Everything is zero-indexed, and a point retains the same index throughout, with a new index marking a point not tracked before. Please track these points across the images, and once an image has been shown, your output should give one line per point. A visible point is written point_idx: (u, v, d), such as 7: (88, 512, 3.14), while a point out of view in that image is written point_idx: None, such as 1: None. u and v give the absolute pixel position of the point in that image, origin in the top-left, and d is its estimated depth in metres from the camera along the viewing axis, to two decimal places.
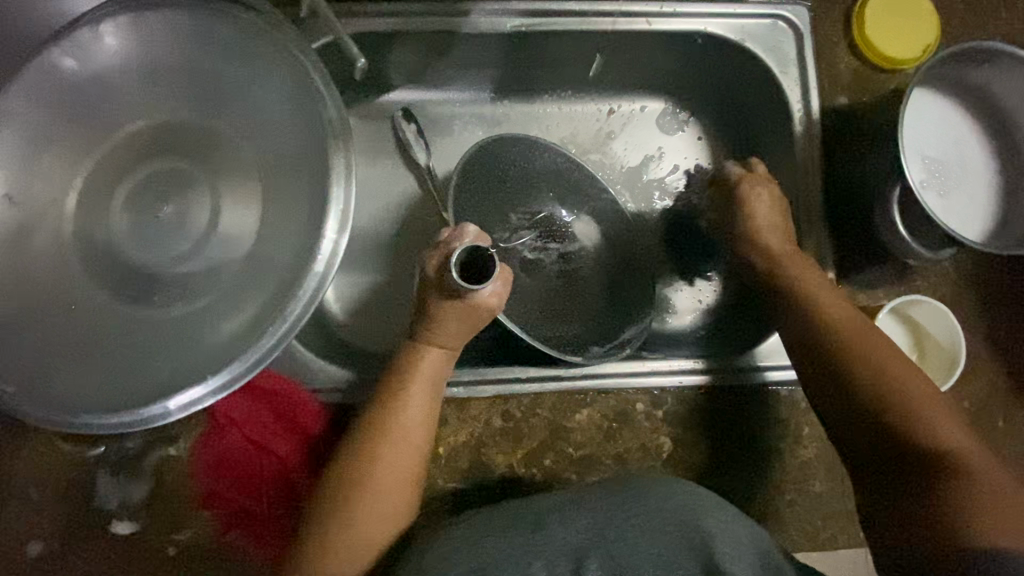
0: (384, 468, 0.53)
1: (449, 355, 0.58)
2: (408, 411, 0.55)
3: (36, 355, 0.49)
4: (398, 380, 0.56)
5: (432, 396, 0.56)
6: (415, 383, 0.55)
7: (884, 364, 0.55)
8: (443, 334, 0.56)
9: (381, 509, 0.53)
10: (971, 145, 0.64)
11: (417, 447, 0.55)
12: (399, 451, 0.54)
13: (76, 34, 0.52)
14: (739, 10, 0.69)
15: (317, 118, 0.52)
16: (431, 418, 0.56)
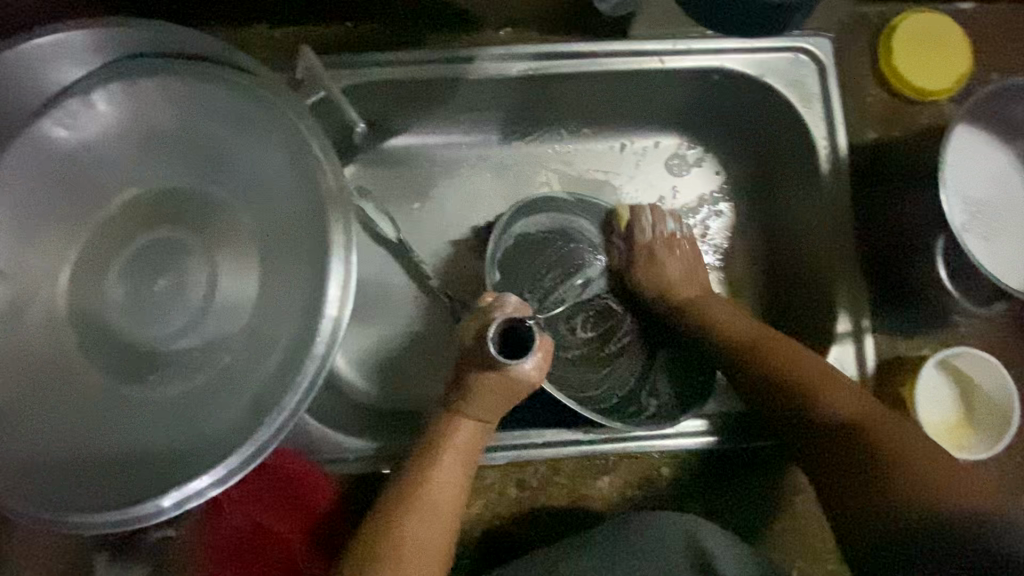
0: (411, 550, 0.47)
1: (484, 429, 0.53)
2: (440, 477, 0.50)
3: (27, 441, 0.47)
4: (434, 450, 0.51)
5: (462, 475, 0.51)
6: (446, 453, 0.51)
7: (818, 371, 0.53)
8: (480, 409, 0.52)
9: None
10: (1013, 181, 0.60)
11: (446, 530, 0.50)
12: (435, 524, 0.49)
13: (66, 102, 0.50)
14: (757, 44, 0.65)
15: (316, 183, 0.49)
16: (465, 485, 0.51)
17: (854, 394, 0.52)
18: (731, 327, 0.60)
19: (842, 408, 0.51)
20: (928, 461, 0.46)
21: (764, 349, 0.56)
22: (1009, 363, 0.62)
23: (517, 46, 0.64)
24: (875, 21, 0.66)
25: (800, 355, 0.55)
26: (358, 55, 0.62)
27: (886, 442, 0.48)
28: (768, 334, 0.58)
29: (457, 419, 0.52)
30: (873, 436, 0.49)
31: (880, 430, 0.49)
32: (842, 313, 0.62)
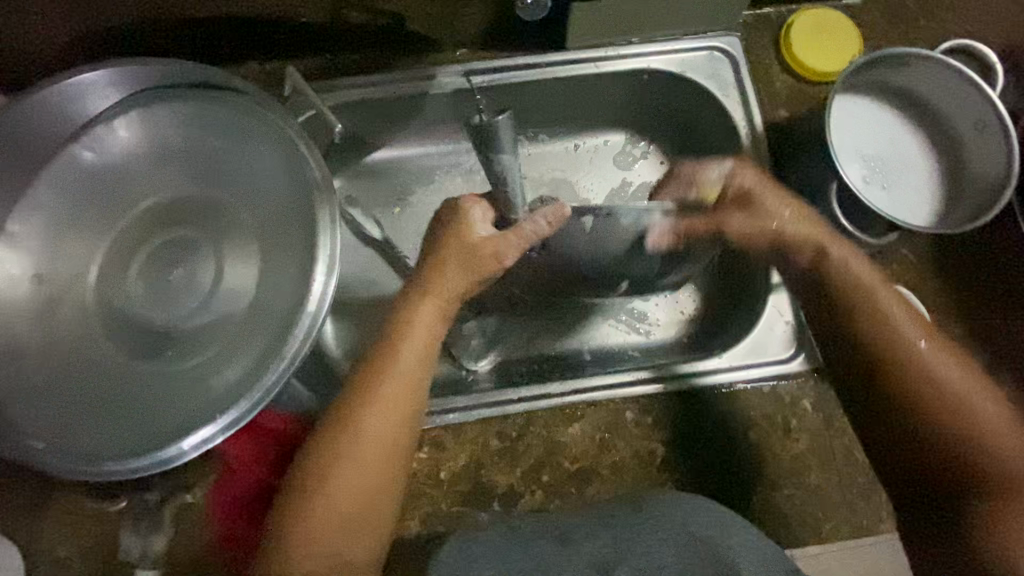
0: (365, 434, 0.55)
1: (444, 310, 0.61)
2: (393, 372, 0.57)
3: (62, 413, 0.54)
4: (391, 344, 0.58)
5: (430, 327, 0.59)
6: (402, 341, 0.58)
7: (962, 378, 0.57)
8: (445, 278, 0.61)
9: (358, 473, 0.54)
10: (904, 139, 0.69)
11: (393, 421, 0.56)
12: (364, 446, 0.54)
13: (92, 130, 0.59)
14: (675, 47, 0.76)
15: (304, 178, 0.58)
16: (420, 379, 0.58)
17: (961, 415, 0.55)
18: (884, 314, 0.60)
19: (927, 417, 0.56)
20: (965, 457, 0.55)
21: (895, 367, 0.58)
22: (929, 299, 0.69)
23: (473, 64, 0.75)
24: (776, 20, 0.78)
25: (949, 364, 0.57)
26: (336, 81, 0.73)
27: (967, 433, 0.55)
28: (908, 320, 0.60)
29: (416, 312, 0.59)
30: (930, 428, 0.56)
31: (941, 424, 0.56)
32: (774, 266, 0.70)
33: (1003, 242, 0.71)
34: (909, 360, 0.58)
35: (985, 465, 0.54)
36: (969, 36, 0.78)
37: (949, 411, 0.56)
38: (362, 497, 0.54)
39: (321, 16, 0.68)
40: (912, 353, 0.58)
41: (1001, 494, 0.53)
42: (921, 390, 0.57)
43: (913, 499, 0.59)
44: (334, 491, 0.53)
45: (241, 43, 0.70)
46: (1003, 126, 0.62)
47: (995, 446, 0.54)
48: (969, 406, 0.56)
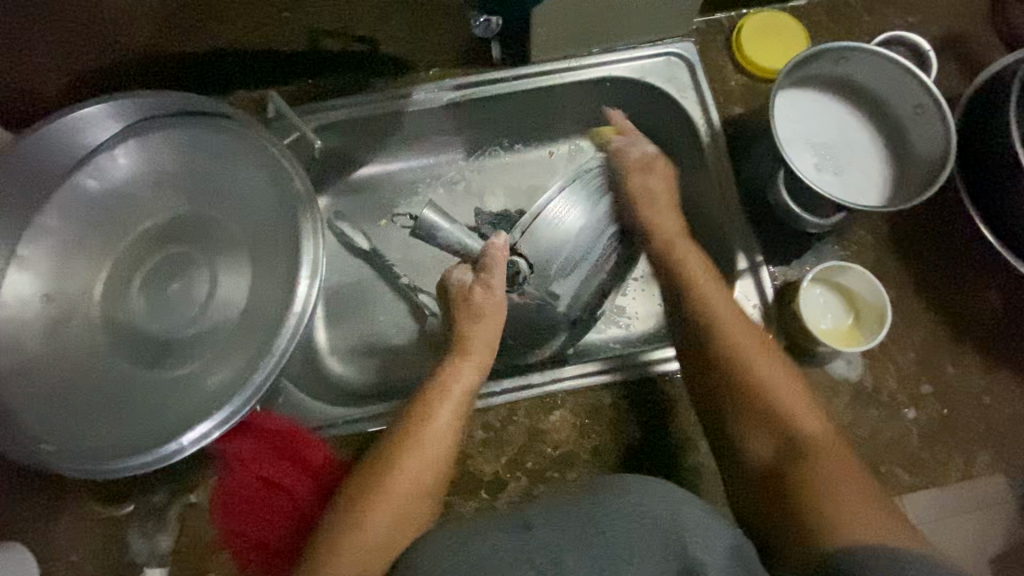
0: (404, 480, 0.59)
1: (480, 366, 0.67)
2: (436, 423, 0.62)
3: (72, 420, 0.58)
4: (427, 402, 0.64)
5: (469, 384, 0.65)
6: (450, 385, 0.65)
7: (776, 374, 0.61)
8: (472, 341, 0.68)
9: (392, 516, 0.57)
10: (851, 127, 0.74)
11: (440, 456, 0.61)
12: (415, 469, 0.60)
13: (96, 159, 0.65)
14: (634, 54, 0.81)
15: (288, 192, 0.63)
16: (454, 435, 0.62)
17: (750, 373, 0.61)
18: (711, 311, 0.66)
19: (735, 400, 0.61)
20: (775, 416, 0.59)
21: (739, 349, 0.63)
22: (887, 276, 0.73)
23: (445, 81, 0.80)
24: (727, 24, 0.83)
25: (760, 355, 0.62)
26: (318, 103, 0.78)
27: (757, 419, 0.59)
28: (741, 321, 0.66)
29: (456, 368, 0.66)
30: (763, 406, 0.59)
31: (748, 371, 0.61)
32: (738, 253, 0.74)
33: (953, 218, 0.75)
34: (735, 363, 0.62)
35: (784, 427, 0.58)
36: (909, 29, 0.83)
37: (745, 386, 0.61)
38: (387, 537, 0.56)
39: (300, 44, 0.73)
40: (729, 336, 0.64)
41: (789, 469, 0.55)
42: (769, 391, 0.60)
43: (751, 510, 0.58)
44: (367, 528, 0.56)
45: (229, 74, 0.76)
46: (937, 109, 0.66)
47: (794, 408, 0.59)
48: (761, 377, 0.61)
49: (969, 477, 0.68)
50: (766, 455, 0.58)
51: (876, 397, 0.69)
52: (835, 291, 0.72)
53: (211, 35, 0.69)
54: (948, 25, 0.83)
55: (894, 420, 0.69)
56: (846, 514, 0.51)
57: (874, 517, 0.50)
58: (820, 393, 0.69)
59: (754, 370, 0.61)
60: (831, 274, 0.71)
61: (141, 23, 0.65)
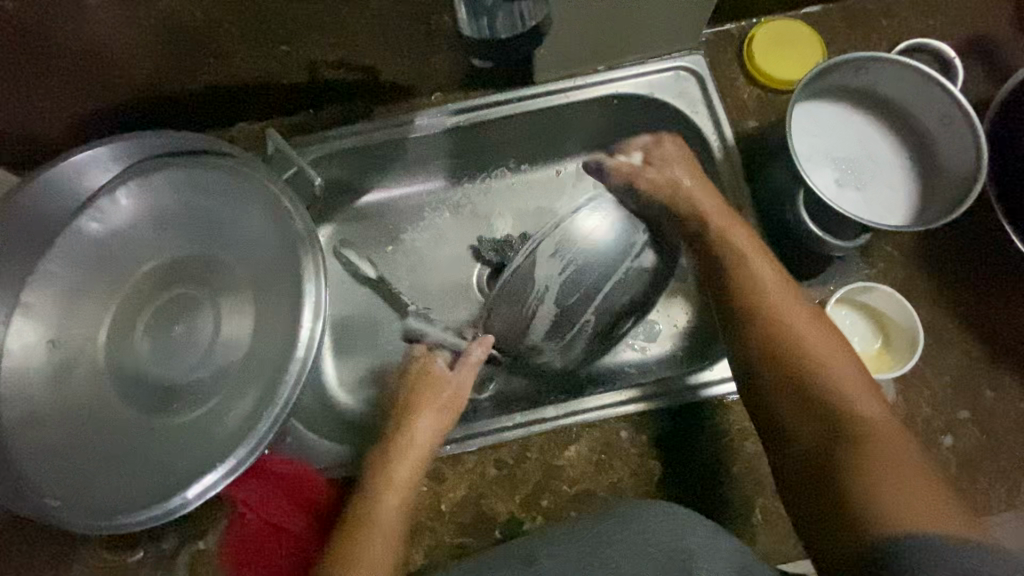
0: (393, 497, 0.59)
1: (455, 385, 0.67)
2: (412, 446, 0.62)
3: (79, 471, 0.57)
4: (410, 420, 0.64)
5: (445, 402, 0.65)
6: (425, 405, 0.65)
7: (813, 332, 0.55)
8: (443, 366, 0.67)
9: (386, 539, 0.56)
10: (872, 139, 0.70)
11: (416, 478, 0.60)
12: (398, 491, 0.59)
13: (98, 202, 0.64)
14: (641, 70, 0.78)
15: (289, 230, 0.62)
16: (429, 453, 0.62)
17: (789, 350, 0.54)
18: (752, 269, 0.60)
19: (785, 361, 0.54)
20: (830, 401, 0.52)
21: (758, 300, 0.58)
22: (916, 295, 0.69)
23: (447, 105, 0.78)
24: (738, 35, 0.80)
25: (800, 317, 0.56)
26: (320, 133, 0.77)
27: (805, 381, 0.53)
28: (759, 255, 0.61)
29: (429, 387, 0.67)
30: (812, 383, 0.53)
31: (794, 352, 0.54)
32: None
33: (985, 231, 0.71)
34: (766, 316, 0.57)
35: (842, 422, 0.51)
36: (929, 32, 0.79)
37: (774, 319, 0.56)
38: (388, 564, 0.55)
39: (299, 75, 0.72)
40: (765, 299, 0.58)
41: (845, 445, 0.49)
42: (794, 354, 0.54)
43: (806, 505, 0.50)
44: (363, 558, 0.55)
45: (229, 107, 0.75)
46: (966, 120, 0.62)
47: (855, 400, 0.51)
48: (810, 345, 0.54)
49: (1012, 508, 0.64)
50: (805, 425, 0.52)
51: (909, 425, 0.65)
52: (864, 313, 0.69)
53: (209, 70, 0.68)
54: (974, 26, 0.79)
55: (929, 449, 0.65)
56: (889, 502, 0.46)
57: (927, 503, 0.46)
58: None
59: (801, 341, 0.55)
60: (859, 296, 0.68)
61: (139, 63, 0.65)
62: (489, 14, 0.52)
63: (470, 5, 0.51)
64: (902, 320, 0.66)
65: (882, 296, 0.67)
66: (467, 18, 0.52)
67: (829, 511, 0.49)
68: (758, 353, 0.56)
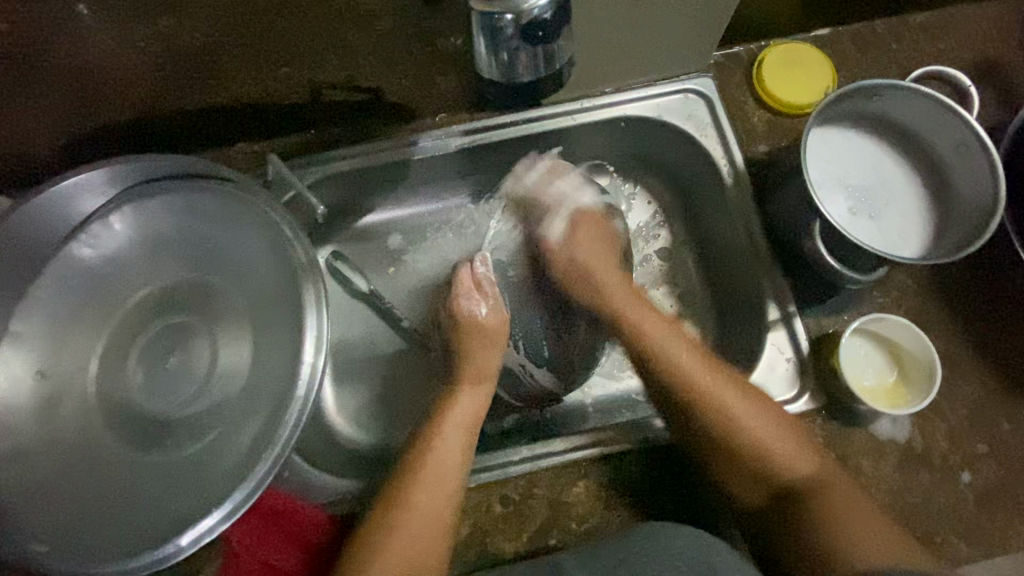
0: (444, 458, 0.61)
1: (481, 389, 0.68)
2: (447, 440, 0.62)
3: (67, 512, 0.54)
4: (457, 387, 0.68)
5: (477, 399, 0.67)
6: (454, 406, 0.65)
7: (759, 413, 0.61)
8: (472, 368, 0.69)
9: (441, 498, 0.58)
10: (886, 166, 0.69)
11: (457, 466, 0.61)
12: (438, 481, 0.59)
13: (90, 227, 0.60)
14: (650, 92, 0.77)
15: (289, 259, 0.60)
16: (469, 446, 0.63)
17: (717, 421, 0.62)
18: (666, 356, 0.66)
19: (713, 435, 0.62)
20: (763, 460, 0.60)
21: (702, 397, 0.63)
22: (930, 325, 0.68)
23: (452, 127, 0.77)
24: (747, 58, 0.79)
25: (732, 397, 0.62)
26: (322, 154, 0.75)
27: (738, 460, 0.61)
28: (677, 344, 0.67)
29: (473, 351, 0.70)
30: (751, 461, 0.60)
31: (711, 410, 0.62)
32: (770, 302, 0.69)
33: (1000, 259, 0.70)
34: (703, 412, 0.62)
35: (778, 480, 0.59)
36: (940, 56, 0.78)
37: (710, 420, 0.62)
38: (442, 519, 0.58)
39: (300, 96, 0.70)
40: (684, 374, 0.64)
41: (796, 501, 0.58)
42: (732, 432, 0.61)
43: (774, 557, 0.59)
44: (412, 525, 0.57)
45: (228, 128, 0.73)
46: (982, 149, 0.61)
47: (757, 431, 0.60)
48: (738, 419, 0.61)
49: None
50: (757, 500, 0.61)
51: (926, 459, 0.64)
52: (881, 343, 0.67)
53: (208, 92, 0.67)
54: (984, 50, 0.78)
55: (947, 485, 0.63)
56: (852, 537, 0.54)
57: (876, 536, 0.54)
58: (864, 457, 0.64)
59: (727, 410, 0.62)
60: (876, 327, 0.67)
61: (135, 84, 0.63)
62: (509, 51, 0.52)
63: (489, 41, 0.51)
64: (920, 352, 0.65)
65: (899, 326, 0.65)
66: (487, 55, 0.52)
67: (810, 559, 0.55)
68: (700, 438, 0.63)
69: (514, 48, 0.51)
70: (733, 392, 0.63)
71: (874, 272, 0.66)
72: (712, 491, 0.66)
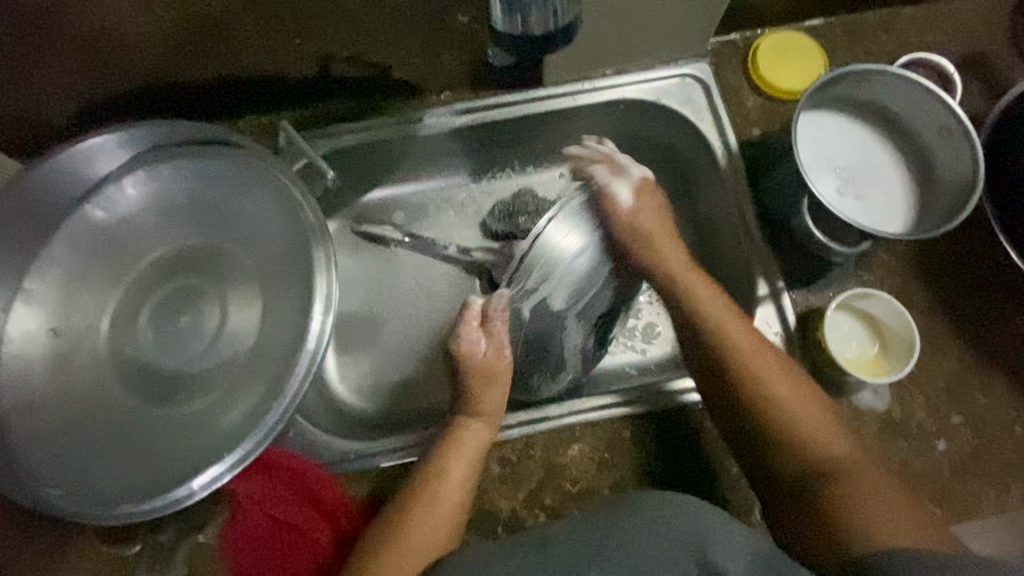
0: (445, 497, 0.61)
1: (488, 426, 0.65)
2: (451, 477, 0.62)
3: (79, 460, 0.56)
4: (466, 421, 0.65)
5: (484, 437, 0.65)
6: (456, 447, 0.63)
7: (806, 397, 0.61)
8: (480, 405, 0.65)
9: (439, 526, 0.60)
10: (873, 149, 0.72)
11: (450, 508, 0.61)
12: (429, 518, 0.59)
13: (104, 190, 0.63)
14: (649, 75, 0.79)
15: (299, 222, 0.62)
16: (466, 485, 0.62)
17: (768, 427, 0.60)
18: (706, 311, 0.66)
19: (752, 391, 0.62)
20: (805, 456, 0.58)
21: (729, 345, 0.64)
22: (913, 302, 0.71)
23: (456, 104, 0.79)
24: (743, 45, 0.81)
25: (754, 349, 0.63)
26: (329, 128, 0.77)
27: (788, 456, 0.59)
28: (761, 356, 0.63)
29: (477, 390, 0.66)
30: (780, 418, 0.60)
31: (776, 411, 0.60)
32: (760, 279, 0.72)
33: (980, 241, 0.73)
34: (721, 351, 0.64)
35: (817, 453, 0.58)
36: (927, 48, 0.81)
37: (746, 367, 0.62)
38: (431, 545, 0.58)
39: (312, 69, 0.72)
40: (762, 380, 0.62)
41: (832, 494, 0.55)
42: (766, 381, 0.62)
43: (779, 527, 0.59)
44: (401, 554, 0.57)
45: (238, 100, 0.75)
46: (963, 131, 0.64)
47: (807, 442, 0.59)
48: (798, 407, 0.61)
49: (1001, 511, 0.65)
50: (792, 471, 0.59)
51: (905, 429, 0.67)
52: (866, 318, 0.70)
53: (222, 61, 0.68)
54: (969, 42, 0.81)
55: (924, 453, 0.66)
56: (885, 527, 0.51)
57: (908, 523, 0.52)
58: (846, 425, 0.67)
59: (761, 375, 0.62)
60: (858, 302, 0.70)
61: (152, 51, 0.64)
62: (522, 11, 0.58)
63: (504, 4, 0.58)
64: (899, 325, 0.68)
65: (882, 303, 0.69)
66: (502, 16, 0.59)
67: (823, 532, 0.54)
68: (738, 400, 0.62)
69: (527, 7, 0.57)
70: (766, 352, 0.63)
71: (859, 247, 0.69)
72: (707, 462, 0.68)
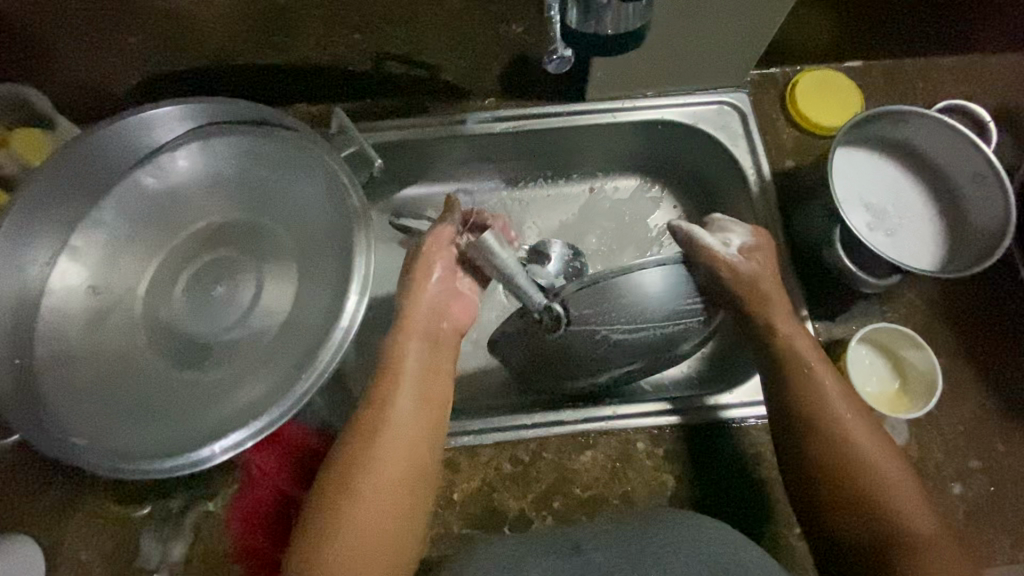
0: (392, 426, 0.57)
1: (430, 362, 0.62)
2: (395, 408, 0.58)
3: (104, 414, 0.58)
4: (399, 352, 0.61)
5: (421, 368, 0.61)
6: (401, 382, 0.59)
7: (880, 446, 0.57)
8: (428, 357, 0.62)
9: (389, 462, 0.55)
10: (903, 190, 0.74)
11: (404, 447, 0.56)
12: (386, 465, 0.55)
13: (157, 159, 0.65)
14: (688, 100, 0.82)
15: (344, 204, 0.64)
16: (419, 418, 0.58)
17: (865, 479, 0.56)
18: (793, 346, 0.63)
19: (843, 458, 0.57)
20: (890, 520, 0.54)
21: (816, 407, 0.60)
22: (935, 342, 0.71)
23: (498, 110, 0.81)
24: (781, 80, 0.84)
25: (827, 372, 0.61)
26: (376, 122, 0.80)
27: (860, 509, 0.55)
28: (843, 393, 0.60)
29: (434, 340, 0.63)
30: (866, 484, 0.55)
31: (861, 459, 0.56)
32: None
33: (1005, 290, 0.74)
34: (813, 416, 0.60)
35: (884, 510, 0.54)
36: (962, 97, 0.83)
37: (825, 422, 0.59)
38: (388, 496, 0.54)
39: (366, 65, 0.75)
40: (829, 414, 0.59)
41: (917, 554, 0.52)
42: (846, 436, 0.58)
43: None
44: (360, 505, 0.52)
45: (290, 86, 0.78)
46: (996, 176, 0.66)
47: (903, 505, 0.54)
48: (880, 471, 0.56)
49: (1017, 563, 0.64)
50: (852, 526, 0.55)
51: (923, 468, 0.66)
52: (889, 353, 0.71)
53: (282, 49, 0.71)
54: (1004, 96, 0.83)
55: (940, 494, 0.65)
56: None
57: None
58: None
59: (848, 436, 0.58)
60: (886, 335, 0.70)
61: (220, 34, 0.68)
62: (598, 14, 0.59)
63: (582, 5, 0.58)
64: (926, 368, 0.68)
65: (911, 339, 0.69)
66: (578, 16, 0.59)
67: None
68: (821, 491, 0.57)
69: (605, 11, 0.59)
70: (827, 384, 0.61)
71: (887, 279, 0.70)
72: (728, 483, 0.67)
